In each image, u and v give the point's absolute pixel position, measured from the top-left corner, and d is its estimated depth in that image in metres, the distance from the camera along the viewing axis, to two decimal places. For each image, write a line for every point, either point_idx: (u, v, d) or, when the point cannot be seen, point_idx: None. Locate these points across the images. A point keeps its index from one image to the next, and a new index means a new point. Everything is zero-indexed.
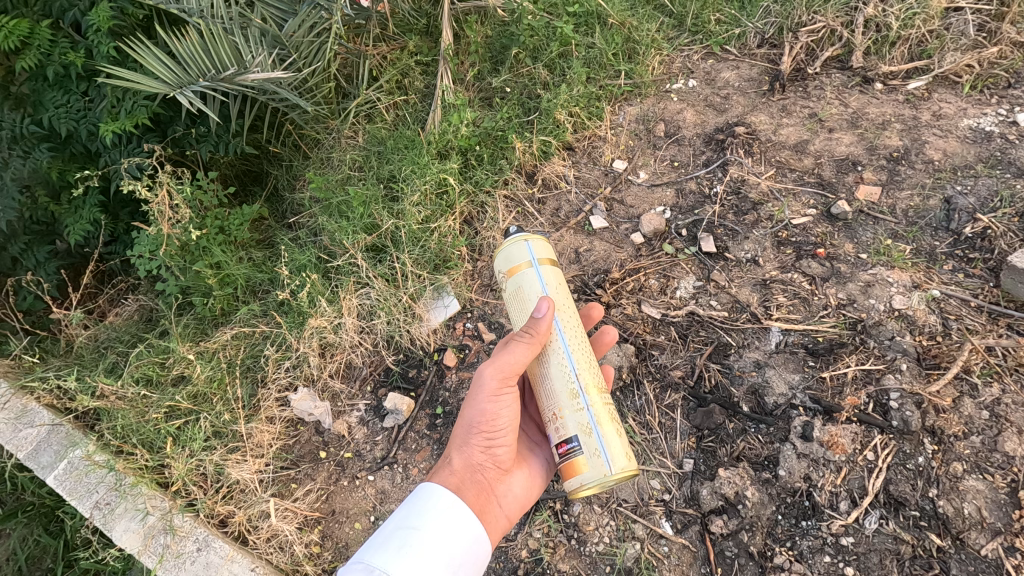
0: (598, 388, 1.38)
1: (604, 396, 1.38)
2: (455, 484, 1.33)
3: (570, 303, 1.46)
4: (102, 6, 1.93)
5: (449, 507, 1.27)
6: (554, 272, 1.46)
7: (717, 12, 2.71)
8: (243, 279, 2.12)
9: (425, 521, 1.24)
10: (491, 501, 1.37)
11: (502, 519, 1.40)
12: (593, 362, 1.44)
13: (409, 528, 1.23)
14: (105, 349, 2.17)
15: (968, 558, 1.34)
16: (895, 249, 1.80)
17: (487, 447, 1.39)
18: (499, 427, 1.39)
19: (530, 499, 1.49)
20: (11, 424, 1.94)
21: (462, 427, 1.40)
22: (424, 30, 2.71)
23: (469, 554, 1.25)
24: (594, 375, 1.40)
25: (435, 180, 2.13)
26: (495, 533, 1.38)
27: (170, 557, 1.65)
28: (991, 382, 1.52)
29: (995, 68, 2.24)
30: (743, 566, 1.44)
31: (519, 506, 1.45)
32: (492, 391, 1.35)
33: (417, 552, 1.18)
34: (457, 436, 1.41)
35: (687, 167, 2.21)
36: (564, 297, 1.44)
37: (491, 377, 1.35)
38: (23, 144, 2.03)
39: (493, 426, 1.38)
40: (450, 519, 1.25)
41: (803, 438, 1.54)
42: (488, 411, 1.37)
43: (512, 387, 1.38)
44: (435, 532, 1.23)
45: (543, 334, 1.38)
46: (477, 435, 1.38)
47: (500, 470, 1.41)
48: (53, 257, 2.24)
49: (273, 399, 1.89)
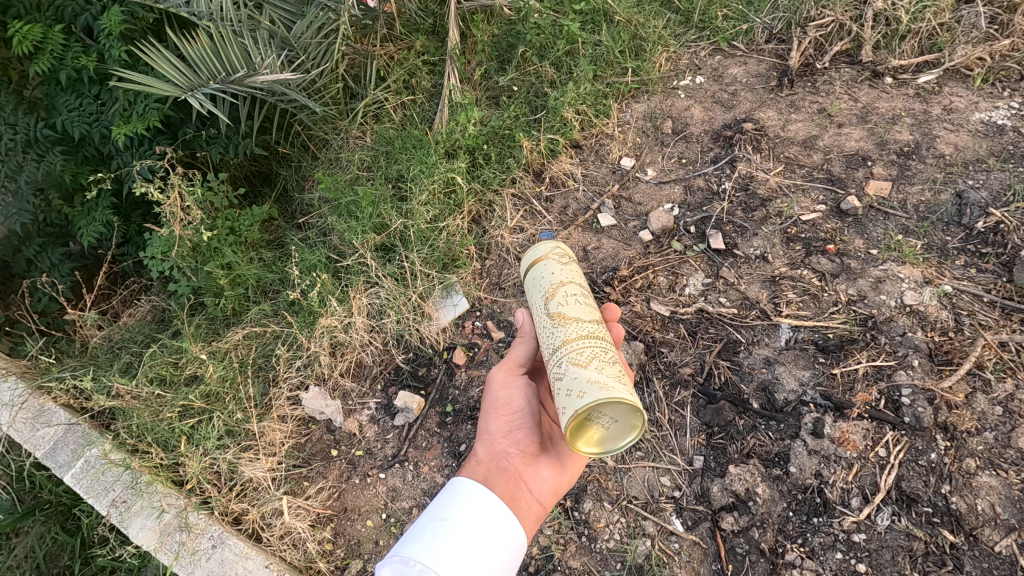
0: (550, 357, 1.29)
1: (556, 357, 1.26)
2: (480, 473, 1.36)
3: (534, 285, 1.40)
4: (113, 10, 1.95)
5: (475, 493, 1.28)
6: (526, 269, 1.45)
7: (725, 8, 2.70)
8: (254, 279, 2.15)
9: (456, 512, 1.25)
10: (518, 487, 1.35)
11: (536, 506, 1.36)
12: (549, 328, 1.31)
13: (440, 519, 1.24)
14: (119, 349, 2.20)
15: (982, 555, 1.33)
16: (906, 244, 1.78)
17: (508, 432, 1.44)
18: (516, 410, 1.45)
19: (564, 484, 1.43)
20: (30, 424, 1.98)
21: (484, 419, 1.49)
22: (430, 30, 2.74)
23: (503, 545, 1.24)
24: (548, 345, 1.31)
25: (443, 179, 2.14)
26: (529, 522, 1.34)
27: (185, 554, 1.67)
28: (1004, 378, 1.51)
29: (1008, 60, 2.21)
30: (754, 563, 1.44)
31: (553, 493, 1.40)
32: (501, 380, 1.49)
33: (450, 541, 1.19)
34: (481, 429, 1.49)
35: (695, 164, 2.20)
36: (530, 283, 1.41)
37: (499, 370, 1.52)
38: (38, 147, 2.06)
39: (509, 409, 1.45)
40: (478, 508, 1.26)
41: (814, 434, 1.53)
42: (502, 397, 1.47)
43: (523, 372, 1.51)
44: (466, 522, 1.23)
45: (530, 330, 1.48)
46: (497, 422, 1.46)
47: (525, 455, 1.41)
48: (67, 258, 2.28)
49: (285, 398, 1.91)
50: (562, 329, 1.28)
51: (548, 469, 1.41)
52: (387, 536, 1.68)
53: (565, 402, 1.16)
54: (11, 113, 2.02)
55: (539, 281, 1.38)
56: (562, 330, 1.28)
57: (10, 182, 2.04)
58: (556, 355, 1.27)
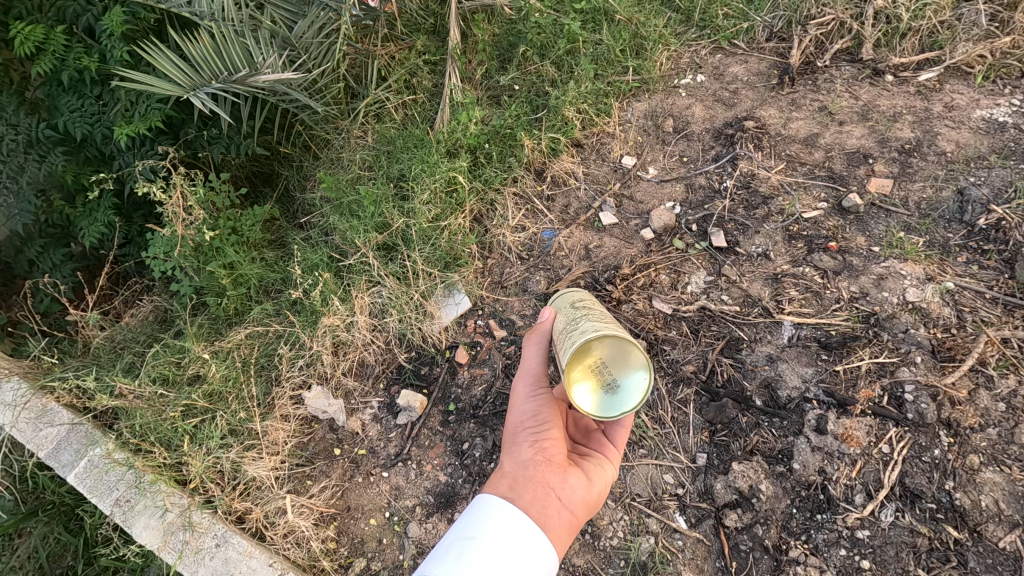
0: (565, 323, 1.41)
1: (571, 321, 1.41)
2: (508, 484, 1.28)
3: (558, 298, 1.60)
4: (115, 11, 1.95)
5: (500, 507, 1.21)
6: (554, 296, 1.65)
7: (725, 6, 2.69)
8: (256, 278, 2.14)
9: (482, 531, 1.16)
10: (549, 493, 1.28)
11: (567, 514, 1.28)
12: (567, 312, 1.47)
13: (466, 538, 1.15)
14: (122, 349, 2.20)
15: (986, 551, 1.33)
16: (908, 242, 1.79)
17: (534, 443, 1.38)
18: (544, 422, 1.42)
19: (593, 497, 1.36)
20: (33, 424, 1.98)
21: (510, 435, 1.43)
22: (431, 30, 2.76)
23: (534, 562, 1.16)
24: (562, 322, 1.46)
25: (445, 178, 2.14)
26: (561, 534, 1.25)
27: (189, 553, 1.68)
28: (1007, 374, 1.51)
29: (1009, 58, 2.21)
30: (757, 560, 1.44)
31: (583, 504, 1.33)
32: (526, 391, 1.46)
33: (477, 560, 1.10)
34: (506, 446, 1.42)
35: (696, 163, 2.21)
36: (556, 301, 1.60)
37: (522, 381, 1.47)
38: (39, 148, 2.06)
39: (537, 419, 1.41)
40: (507, 522, 1.18)
41: (817, 431, 1.54)
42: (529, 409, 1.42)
43: (545, 384, 1.47)
44: (493, 540, 1.14)
45: (543, 329, 1.53)
46: (523, 434, 1.41)
47: (552, 464, 1.35)
48: (69, 259, 2.29)
49: (288, 398, 1.91)
50: (578, 310, 1.46)
51: (578, 480, 1.35)
52: (391, 535, 1.68)
53: (577, 336, 1.29)
54: (13, 113, 2.01)
55: (563, 296, 1.60)
56: (580, 309, 1.46)
57: (11, 183, 2.04)
58: (573, 319, 1.40)
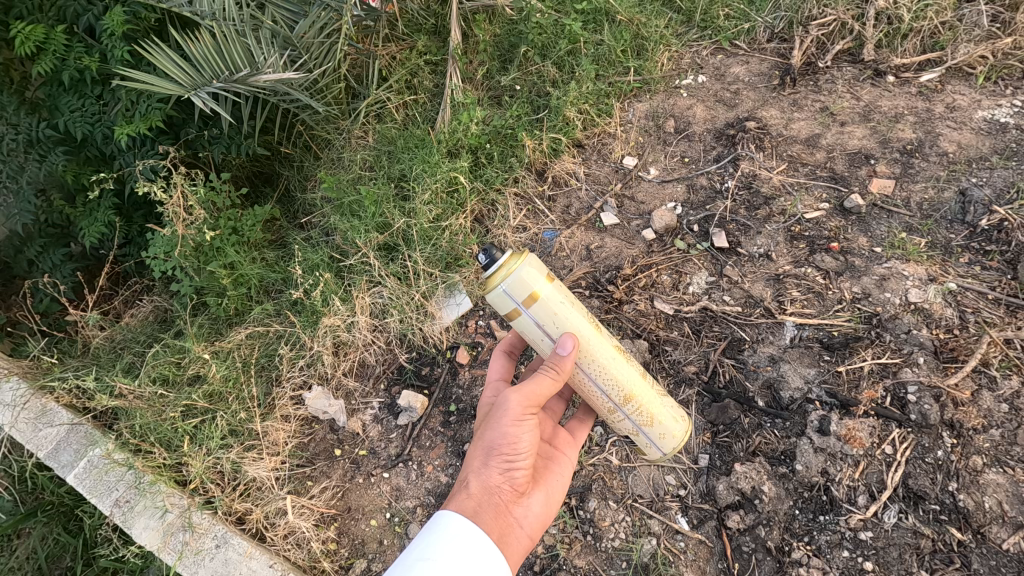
0: (639, 394, 1.38)
1: (644, 393, 1.38)
2: (473, 508, 1.22)
3: (575, 320, 1.30)
4: (116, 10, 1.95)
5: (463, 532, 1.17)
6: (550, 296, 1.27)
7: (726, 7, 2.70)
8: (256, 278, 2.14)
9: (439, 552, 1.12)
10: (512, 525, 1.26)
11: (524, 540, 1.29)
12: (619, 364, 1.36)
13: (423, 560, 1.11)
14: (122, 349, 2.19)
15: (990, 552, 1.32)
16: (910, 242, 1.78)
17: (507, 469, 1.29)
18: (521, 450, 1.30)
19: (551, 515, 1.38)
20: (33, 424, 1.97)
21: (481, 449, 1.31)
22: (433, 30, 2.76)
23: None
24: (624, 383, 1.37)
25: (446, 178, 2.14)
26: (517, 557, 1.27)
27: (189, 554, 1.66)
28: (1011, 375, 1.50)
29: (1010, 59, 2.20)
30: (760, 562, 1.43)
31: (542, 525, 1.34)
32: (515, 416, 1.27)
33: None
34: (472, 457, 1.31)
35: (697, 163, 2.20)
36: (569, 319, 1.30)
37: (511, 405, 1.27)
38: (39, 147, 2.05)
39: (516, 447, 1.29)
40: (466, 544, 1.15)
41: (820, 432, 1.53)
42: (511, 435, 1.28)
43: (534, 411, 1.30)
44: (451, 564, 1.11)
45: (568, 366, 1.29)
46: (497, 458, 1.28)
47: (518, 491, 1.30)
48: (69, 259, 2.28)
49: (288, 398, 1.90)
50: (628, 364, 1.38)
51: (538, 501, 1.35)
52: (391, 536, 1.67)
53: (677, 427, 1.41)
54: (13, 113, 2.01)
55: (579, 313, 1.31)
56: (630, 365, 1.39)
57: (11, 182, 2.03)
58: (645, 388, 1.39)
